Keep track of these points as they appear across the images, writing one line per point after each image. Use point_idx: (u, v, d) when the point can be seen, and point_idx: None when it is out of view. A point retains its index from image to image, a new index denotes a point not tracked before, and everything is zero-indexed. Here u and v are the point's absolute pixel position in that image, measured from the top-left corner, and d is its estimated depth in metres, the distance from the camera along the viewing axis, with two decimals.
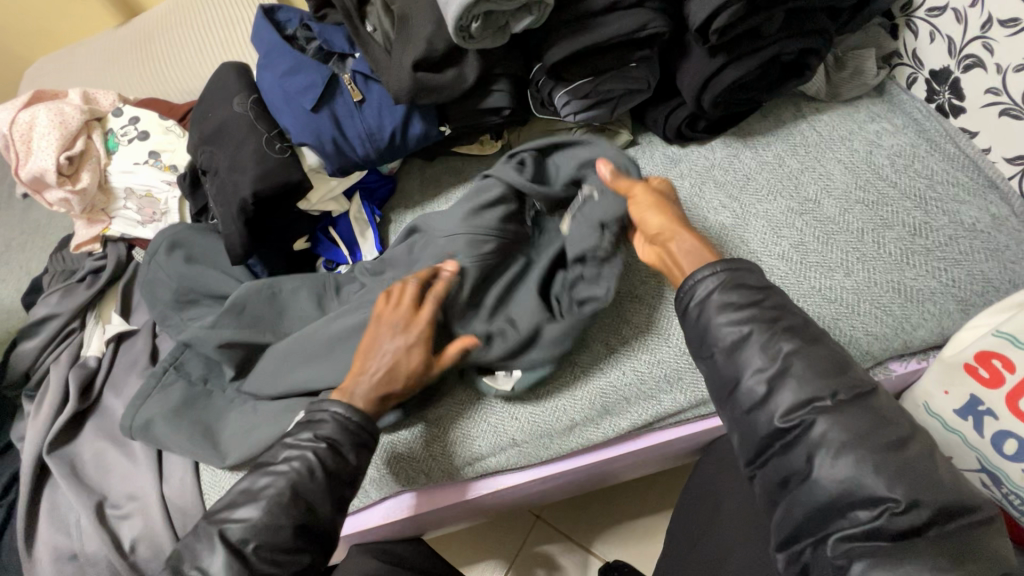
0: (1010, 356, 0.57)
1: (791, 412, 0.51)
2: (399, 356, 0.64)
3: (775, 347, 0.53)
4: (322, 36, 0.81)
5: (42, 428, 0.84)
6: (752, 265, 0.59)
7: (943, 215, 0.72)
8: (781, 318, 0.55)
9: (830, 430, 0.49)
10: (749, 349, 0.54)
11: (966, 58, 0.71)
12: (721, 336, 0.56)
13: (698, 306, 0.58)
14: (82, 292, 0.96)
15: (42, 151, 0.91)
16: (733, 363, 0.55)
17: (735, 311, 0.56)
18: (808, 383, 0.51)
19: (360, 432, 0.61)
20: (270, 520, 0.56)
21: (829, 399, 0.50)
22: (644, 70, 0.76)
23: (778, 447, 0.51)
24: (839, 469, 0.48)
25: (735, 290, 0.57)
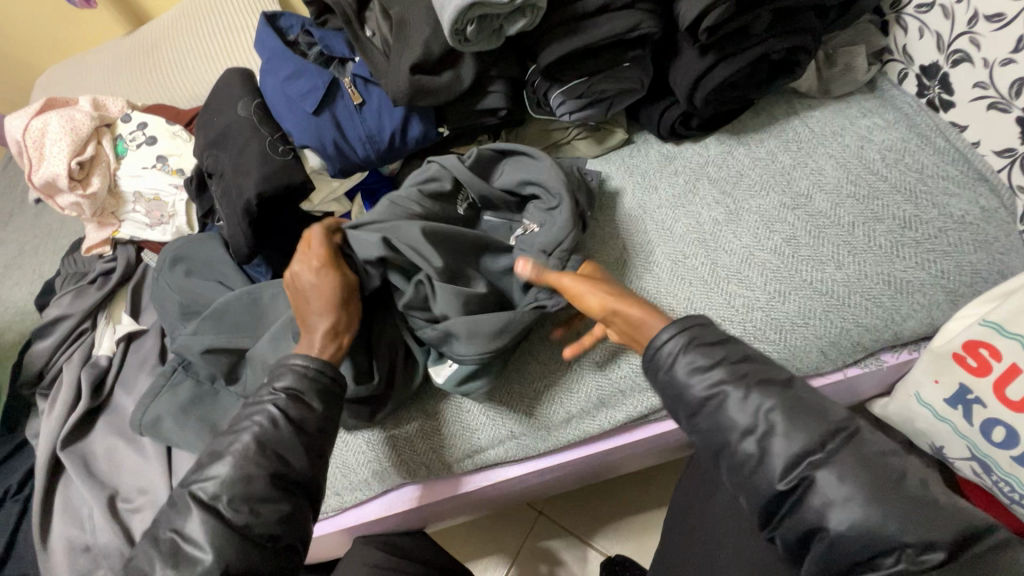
0: (996, 345, 0.59)
1: (788, 471, 0.49)
2: (318, 287, 0.66)
3: (755, 404, 0.51)
4: (323, 42, 0.83)
5: (55, 426, 0.87)
6: (704, 318, 0.57)
7: (934, 208, 0.73)
8: (751, 371, 0.53)
9: (832, 479, 0.47)
10: (728, 409, 0.52)
11: (954, 53, 0.72)
12: (695, 402, 0.54)
13: (665, 370, 0.56)
14: (93, 293, 0.99)
15: (54, 156, 0.93)
16: (711, 426, 0.53)
17: (705, 375, 0.53)
18: (798, 435, 0.49)
19: (320, 375, 0.61)
20: (240, 473, 0.56)
21: (821, 452, 0.48)
22: (637, 70, 0.77)
23: (786, 505, 0.50)
24: (847, 520, 0.46)
25: (696, 351, 0.55)
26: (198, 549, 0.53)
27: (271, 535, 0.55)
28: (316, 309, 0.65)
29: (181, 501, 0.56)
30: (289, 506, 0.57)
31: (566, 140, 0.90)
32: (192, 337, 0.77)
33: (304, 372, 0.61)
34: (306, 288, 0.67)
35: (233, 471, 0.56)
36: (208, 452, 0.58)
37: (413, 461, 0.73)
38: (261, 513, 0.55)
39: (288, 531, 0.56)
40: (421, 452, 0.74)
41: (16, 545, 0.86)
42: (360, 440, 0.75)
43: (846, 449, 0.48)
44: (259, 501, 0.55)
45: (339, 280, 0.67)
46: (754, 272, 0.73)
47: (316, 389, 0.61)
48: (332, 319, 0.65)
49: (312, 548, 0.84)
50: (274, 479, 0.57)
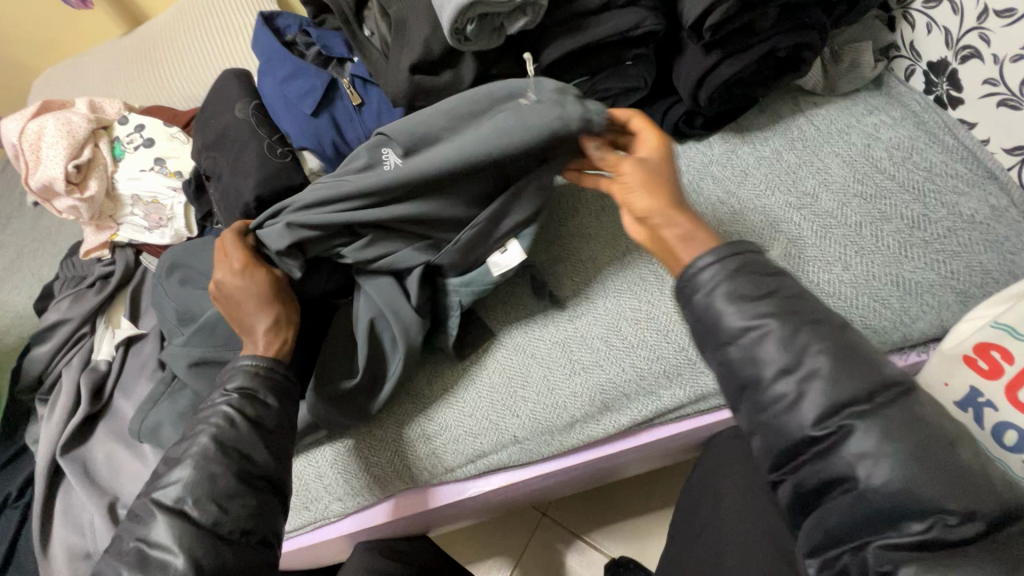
0: (1009, 347, 0.57)
1: (823, 418, 0.44)
2: (246, 290, 0.65)
3: (799, 343, 0.46)
4: (321, 42, 0.82)
5: (54, 432, 0.86)
6: (754, 248, 0.51)
7: (942, 207, 0.72)
8: (800, 307, 0.47)
9: (870, 430, 0.42)
10: (767, 345, 0.46)
11: (963, 48, 0.71)
12: (727, 333, 0.48)
13: (699, 299, 0.50)
14: (92, 297, 0.98)
15: (50, 160, 0.92)
16: (741, 364, 0.47)
17: (748, 305, 0.47)
18: (840, 388, 0.43)
19: (271, 373, 0.61)
20: (201, 473, 0.54)
21: (866, 404, 0.43)
22: (640, 68, 0.76)
23: (809, 455, 0.44)
24: (882, 476, 0.41)
25: (745, 278, 0.49)
26: (165, 551, 0.51)
27: (244, 529, 0.54)
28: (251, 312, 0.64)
29: (144, 511, 0.54)
30: (255, 501, 0.55)
31: None
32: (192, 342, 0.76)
33: (253, 369, 0.60)
34: (234, 293, 0.65)
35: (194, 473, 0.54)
36: (168, 458, 0.57)
37: (415, 466, 0.73)
38: (229, 509, 0.53)
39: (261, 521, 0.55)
40: (423, 456, 0.73)
41: (17, 551, 0.86)
42: (360, 445, 0.74)
43: (894, 406, 0.43)
44: (225, 497, 0.53)
45: (265, 276, 0.66)
46: None
47: (270, 384, 0.61)
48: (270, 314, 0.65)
49: (313, 553, 0.83)
50: (239, 474, 0.55)
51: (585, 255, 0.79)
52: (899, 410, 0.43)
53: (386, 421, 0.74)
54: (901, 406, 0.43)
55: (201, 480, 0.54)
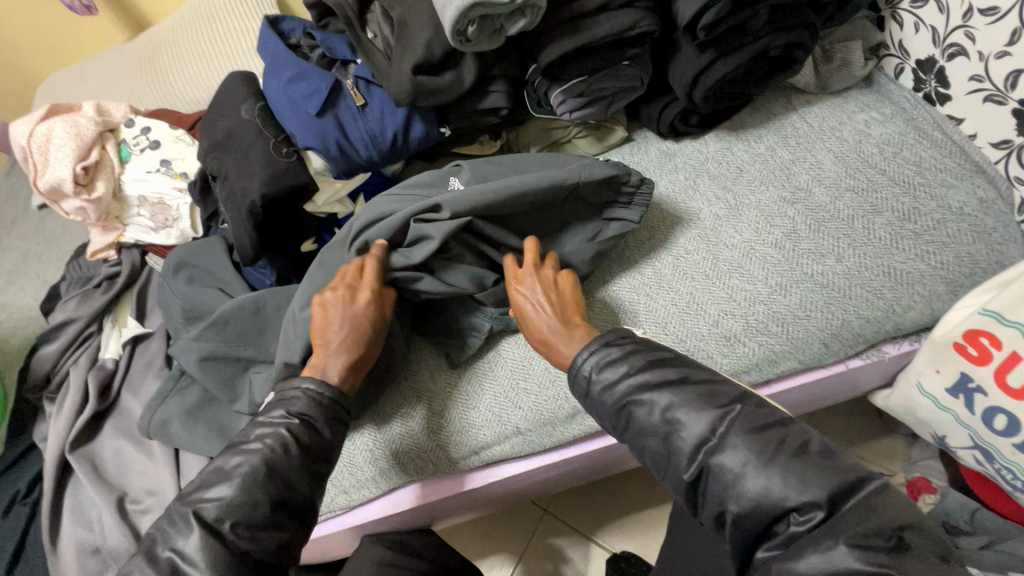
0: (997, 334, 0.59)
1: (689, 463, 0.51)
2: (356, 318, 0.66)
3: (662, 409, 0.53)
4: (326, 45, 0.84)
5: (62, 429, 0.87)
6: (608, 334, 0.58)
7: (932, 200, 0.74)
8: (655, 376, 0.54)
9: (726, 458, 0.49)
10: (643, 415, 0.54)
11: (949, 46, 0.73)
12: (612, 415, 0.56)
13: (586, 391, 0.58)
14: (98, 297, 1.00)
15: (59, 162, 0.94)
16: (634, 437, 0.55)
17: (615, 388, 0.55)
18: (694, 418, 0.51)
19: (332, 408, 0.63)
20: (244, 497, 0.56)
21: (713, 438, 0.50)
22: (636, 69, 0.79)
23: (698, 493, 0.51)
24: (746, 492, 0.47)
25: (609, 368, 0.56)
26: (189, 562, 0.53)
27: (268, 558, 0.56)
28: (343, 339, 0.65)
29: (181, 520, 0.56)
30: (290, 534, 0.57)
31: (566, 139, 0.90)
32: (201, 338, 0.78)
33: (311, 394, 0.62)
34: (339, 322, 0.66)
35: (236, 494, 0.56)
36: (210, 473, 0.59)
37: (419, 457, 0.74)
38: (263, 539, 0.56)
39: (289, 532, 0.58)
40: (426, 448, 0.74)
41: (25, 549, 0.87)
42: (364, 439, 0.76)
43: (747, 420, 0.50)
44: (263, 528, 0.56)
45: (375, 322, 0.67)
46: (755, 266, 0.74)
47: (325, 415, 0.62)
48: (355, 355, 0.66)
49: (318, 547, 0.84)
50: (279, 506, 0.57)
51: None
52: (737, 434, 0.49)
53: (392, 416, 0.76)
54: (739, 426, 0.50)
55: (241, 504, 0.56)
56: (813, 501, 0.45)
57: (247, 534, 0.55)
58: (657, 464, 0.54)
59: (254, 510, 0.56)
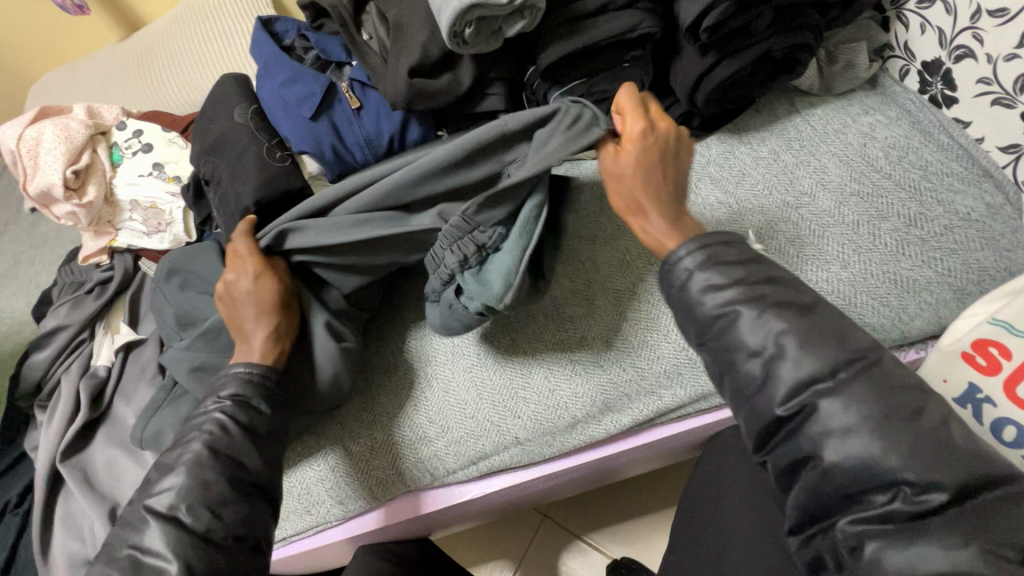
0: (1007, 343, 0.58)
1: (789, 397, 0.48)
2: (255, 294, 0.66)
3: (766, 328, 0.50)
4: (320, 46, 0.82)
5: (53, 438, 0.86)
6: (728, 236, 0.55)
7: (939, 205, 0.72)
8: (769, 292, 0.51)
9: (837, 408, 0.46)
10: (739, 328, 0.51)
11: (956, 48, 0.72)
12: (705, 320, 0.53)
13: (679, 286, 0.54)
14: (90, 303, 0.98)
15: (48, 165, 0.92)
16: (720, 358, 0.52)
17: (721, 292, 0.52)
18: (803, 363, 0.48)
19: (263, 380, 0.63)
20: (195, 479, 0.56)
21: (830, 381, 0.47)
22: (638, 70, 0.76)
23: (782, 433, 0.49)
24: (849, 451, 0.45)
25: (717, 266, 0.53)
26: (160, 558, 0.53)
27: (237, 535, 0.56)
28: (253, 317, 0.65)
29: (139, 517, 0.55)
30: (248, 507, 0.57)
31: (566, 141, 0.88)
32: (196, 346, 0.77)
33: (241, 378, 0.62)
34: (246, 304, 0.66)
35: (188, 480, 0.56)
36: (161, 463, 0.59)
37: (416, 467, 0.73)
38: (222, 514, 0.56)
39: (259, 526, 0.58)
40: (424, 457, 0.73)
41: (17, 560, 0.85)
42: (361, 450, 0.74)
43: (857, 379, 0.47)
44: (219, 503, 0.56)
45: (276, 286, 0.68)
46: (759, 272, 0.72)
47: (258, 390, 0.62)
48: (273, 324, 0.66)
49: (314, 558, 0.83)
50: (232, 482, 0.57)
51: (582, 255, 0.78)
52: (862, 384, 0.47)
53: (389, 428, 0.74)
54: (864, 380, 0.47)
55: (195, 486, 0.56)
56: (934, 481, 0.43)
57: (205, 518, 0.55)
58: (738, 398, 0.52)
59: (208, 488, 0.56)
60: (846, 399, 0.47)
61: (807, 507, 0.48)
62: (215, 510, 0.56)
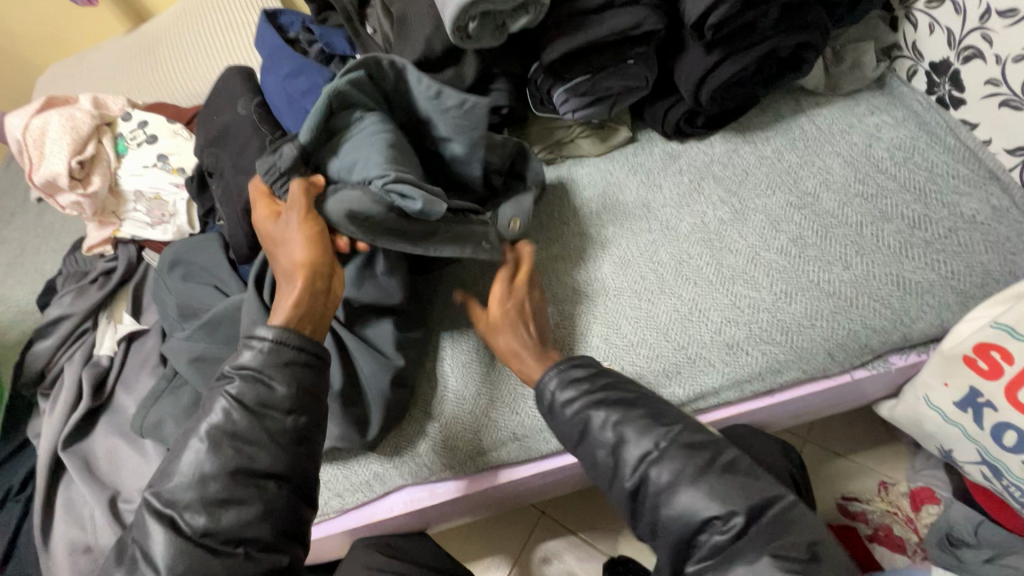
0: (1009, 347, 0.58)
1: (632, 474, 0.56)
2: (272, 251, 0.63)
3: (608, 421, 0.58)
4: (324, 40, 0.83)
5: (55, 426, 0.87)
6: (580, 357, 0.63)
7: (943, 207, 0.72)
8: (609, 395, 0.59)
9: (661, 471, 0.54)
10: (593, 429, 0.58)
11: (965, 49, 0.71)
12: (571, 424, 0.60)
13: (550, 405, 0.62)
14: (93, 293, 0.99)
15: (54, 155, 0.92)
16: (585, 448, 0.59)
17: (574, 403, 0.60)
18: (640, 439, 0.56)
19: (281, 348, 0.56)
20: (195, 478, 0.52)
21: (656, 451, 0.55)
22: (642, 67, 0.76)
23: (636, 500, 0.56)
24: (678, 503, 0.53)
25: (576, 384, 0.61)
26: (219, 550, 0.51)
27: (243, 538, 0.52)
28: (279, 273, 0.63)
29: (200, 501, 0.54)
30: (260, 506, 0.53)
31: (570, 139, 0.87)
32: (198, 337, 0.78)
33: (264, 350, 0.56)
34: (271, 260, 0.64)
35: (190, 476, 0.52)
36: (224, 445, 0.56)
37: (414, 462, 0.73)
38: (223, 517, 0.52)
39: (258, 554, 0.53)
40: (424, 452, 0.73)
41: (18, 545, 0.86)
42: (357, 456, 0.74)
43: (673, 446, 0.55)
44: (218, 505, 0.52)
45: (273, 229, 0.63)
46: (761, 272, 0.72)
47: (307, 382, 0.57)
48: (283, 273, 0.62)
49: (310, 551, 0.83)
50: (233, 477, 0.52)
51: (576, 255, 0.78)
52: None
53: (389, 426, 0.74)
54: None
55: (196, 483, 0.53)
56: (734, 510, 0.51)
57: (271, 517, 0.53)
58: (605, 477, 0.58)
59: (206, 487, 0.52)
60: (667, 462, 0.54)
61: (672, 564, 0.54)
62: (214, 513, 0.52)
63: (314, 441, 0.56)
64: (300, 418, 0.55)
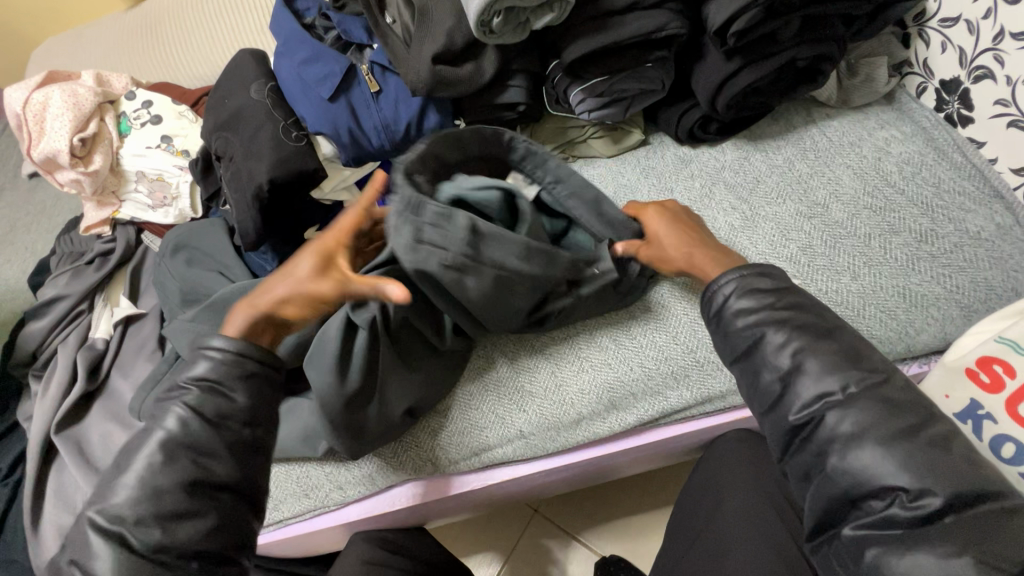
0: (1011, 361, 0.58)
1: (802, 406, 0.50)
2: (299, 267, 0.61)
3: (787, 346, 0.52)
4: (341, 26, 0.80)
5: (49, 409, 0.85)
6: (769, 268, 0.57)
7: (949, 223, 0.73)
8: (797, 317, 0.53)
9: (843, 419, 0.48)
10: (765, 350, 0.53)
11: (976, 69, 0.73)
12: (737, 339, 0.55)
13: (715, 312, 0.57)
14: (90, 275, 0.96)
15: (55, 132, 0.90)
16: (749, 363, 0.54)
17: (749, 315, 0.54)
18: (823, 376, 0.50)
19: (240, 361, 0.53)
20: (150, 486, 0.48)
21: (842, 394, 0.49)
22: (660, 71, 0.76)
23: (796, 442, 0.51)
24: (856, 460, 0.46)
25: (751, 295, 0.55)
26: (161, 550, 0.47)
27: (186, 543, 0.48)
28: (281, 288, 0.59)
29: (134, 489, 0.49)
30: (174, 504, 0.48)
31: (582, 138, 0.88)
32: (188, 325, 0.77)
33: (229, 359, 0.53)
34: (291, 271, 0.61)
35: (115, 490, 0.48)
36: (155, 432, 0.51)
37: (418, 457, 0.73)
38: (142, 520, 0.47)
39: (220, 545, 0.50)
40: (428, 448, 0.73)
41: (7, 529, 0.85)
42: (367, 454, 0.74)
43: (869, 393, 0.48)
44: (154, 497, 0.48)
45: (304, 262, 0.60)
46: None
47: (246, 381, 0.53)
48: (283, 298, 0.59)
49: (307, 544, 0.82)
50: (175, 478, 0.49)
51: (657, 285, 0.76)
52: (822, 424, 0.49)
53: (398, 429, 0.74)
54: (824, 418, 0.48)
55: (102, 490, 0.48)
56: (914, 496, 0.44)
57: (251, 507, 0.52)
58: (761, 400, 0.54)
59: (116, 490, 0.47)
60: (854, 409, 0.48)
61: (820, 516, 0.49)
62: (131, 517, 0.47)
63: (264, 448, 0.54)
64: (257, 431, 0.53)
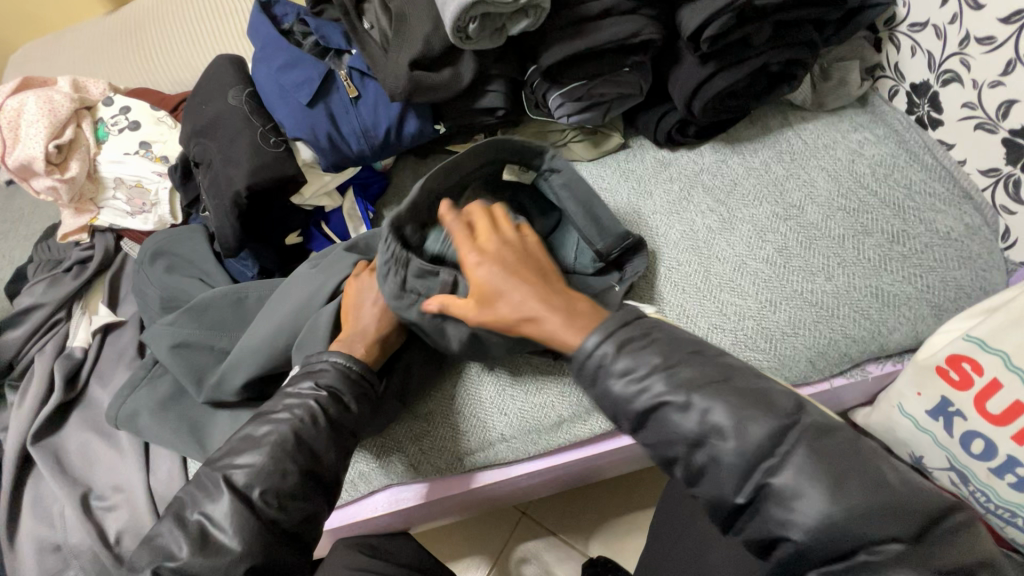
0: (980, 359, 0.60)
1: (741, 485, 0.44)
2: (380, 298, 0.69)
3: (706, 409, 0.46)
4: (319, 32, 0.81)
5: (25, 419, 0.83)
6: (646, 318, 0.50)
7: (921, 223, 0.75)
8: (694, 377, 0.47)
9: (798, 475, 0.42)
10: (670, 418, 0.47)
11: (944, 73, 0.74)
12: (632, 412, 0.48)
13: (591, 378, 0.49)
14: (68, 282, 0.96)
15: (30, 138, 0.89)
16: (660, 439, 0.48)
17: (633, 381, 0.47)
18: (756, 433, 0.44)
19: (360, 379, 0.61)
20: (274, 466, 0.55)
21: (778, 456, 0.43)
22: (637, 75, 0.77)
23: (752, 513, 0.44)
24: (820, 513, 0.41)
25: (642, 349, 0.48)
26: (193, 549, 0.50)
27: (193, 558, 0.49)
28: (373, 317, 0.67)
29: (211, 484, 0.55)
30: None
31: (563, 142, 0.89)
32: (163, 329, 0.76)
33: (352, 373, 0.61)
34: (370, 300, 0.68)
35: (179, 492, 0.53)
36: (240, 439, 0.57)
37: (402, 461, 0.73)
38: None
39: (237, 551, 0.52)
40: (411, 451, 0.73)
41: None
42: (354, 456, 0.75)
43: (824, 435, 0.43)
44: None
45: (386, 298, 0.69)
46: (746, 280, 0.74)
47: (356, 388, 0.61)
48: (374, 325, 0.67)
49: None
50: None
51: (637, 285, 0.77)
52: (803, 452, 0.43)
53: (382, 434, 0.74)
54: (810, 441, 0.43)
55: None
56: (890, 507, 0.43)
57: (275, 503, 0.54)
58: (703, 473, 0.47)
59: None
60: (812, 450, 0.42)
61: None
62: None
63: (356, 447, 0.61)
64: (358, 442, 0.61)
